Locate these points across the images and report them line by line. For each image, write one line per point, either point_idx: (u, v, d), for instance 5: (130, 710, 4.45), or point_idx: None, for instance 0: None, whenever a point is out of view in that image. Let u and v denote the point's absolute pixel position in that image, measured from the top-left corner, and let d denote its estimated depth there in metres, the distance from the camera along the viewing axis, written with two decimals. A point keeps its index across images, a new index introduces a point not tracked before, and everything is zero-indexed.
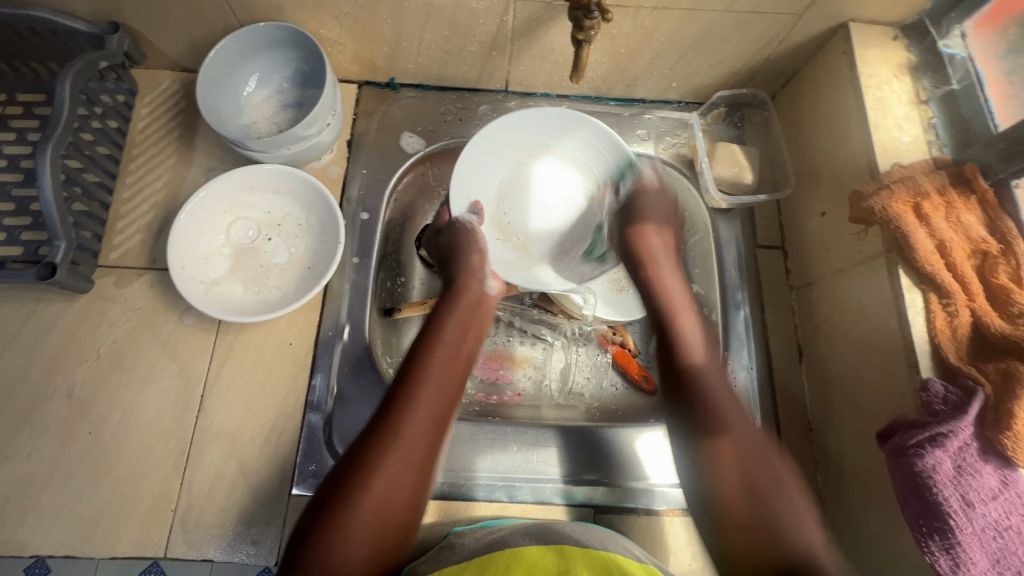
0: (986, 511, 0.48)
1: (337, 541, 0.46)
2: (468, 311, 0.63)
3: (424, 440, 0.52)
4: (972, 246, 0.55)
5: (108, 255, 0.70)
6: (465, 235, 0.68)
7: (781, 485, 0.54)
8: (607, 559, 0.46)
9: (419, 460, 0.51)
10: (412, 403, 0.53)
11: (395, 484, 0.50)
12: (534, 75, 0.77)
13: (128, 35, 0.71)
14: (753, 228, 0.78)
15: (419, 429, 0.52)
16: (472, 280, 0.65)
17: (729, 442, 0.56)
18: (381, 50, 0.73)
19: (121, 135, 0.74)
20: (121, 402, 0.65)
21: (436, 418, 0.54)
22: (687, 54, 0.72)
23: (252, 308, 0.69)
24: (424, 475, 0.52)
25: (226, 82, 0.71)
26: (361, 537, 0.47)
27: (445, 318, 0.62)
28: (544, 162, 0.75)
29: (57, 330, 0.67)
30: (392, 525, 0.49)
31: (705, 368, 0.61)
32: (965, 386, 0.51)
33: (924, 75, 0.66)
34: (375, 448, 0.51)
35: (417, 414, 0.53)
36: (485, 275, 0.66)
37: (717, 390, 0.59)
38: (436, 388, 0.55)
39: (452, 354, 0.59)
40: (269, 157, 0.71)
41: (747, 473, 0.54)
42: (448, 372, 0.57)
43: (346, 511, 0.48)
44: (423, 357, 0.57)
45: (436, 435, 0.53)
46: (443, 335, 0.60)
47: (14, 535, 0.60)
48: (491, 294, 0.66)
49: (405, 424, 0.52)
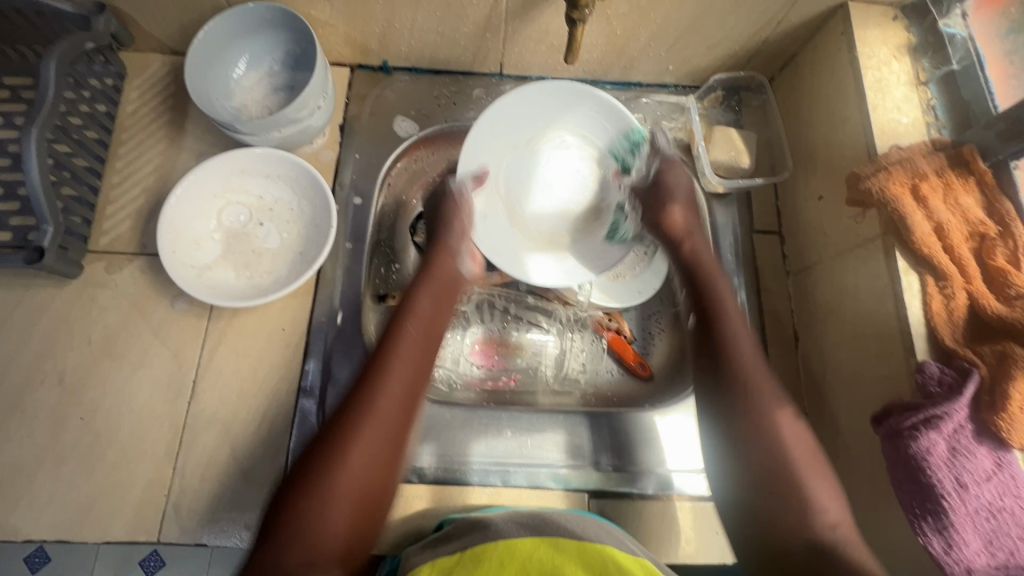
0: (979, 493, 0.48)
1: (311, 518, 0.45)
2: (443, 283, 0.63)
3: (398, 412, 0.51)
4: (970, 228, 0.54)
5: (97, 240, 0.70)
6: (455, 207, 0.67)
7: (802, 479, 0.51)
8: (605, 560, 0.44)
9: (393, 433, 0.50)
10: (385, 374, 0.52)
11: (371, 459, 0.49)
12: (528, 58, 0.76)
13: (115, 16, 0.70)
14: (749, 213, 0.78)
15: (393, 402, 0.51)
16: (446, 256, 0.64)
17: (755, 406, 0.54)
18: (374, 32, 0.72)
19: (110, 119, 0.73)
20: (113, 388, 0.65)
21: (411, 389, 0.53)
22: (684, 36, 0.71)
23: (244, 293, 0.68)
24: (399, 448, 0.51)
25: (215, 64, 0.70)
26: (337, 512, 0.46)
27: (420, 291, 0.61)
28: (535, 142, 0.71)
29: (47, 316, 0.67)
30: (368, 498, 0.48)
31: (731, 323, 0.60)
32: (960, 368, 0.50)
33: (923, 56, 0.65)
34: (350, 422, 0.49)
35: (392, 385, 0.52)
36: (458, 250, 0.66)
37: (748, 362, 0.57)
38: (411, 359, 0.55)
39: (427, 325, 0.58)
40: (260, 141, 0.70)
41: (772, 437, 0.53)
42: (423, 343, 0.57)
43: (320, 486, 0.46)
44: (397, 329, 0.56)
45: (410, 407, 0.52)
46: (417, 307, 0.59)
47: (7, 521, 0.60)
48: (467, 276, 0.67)
49: (382, 395, 0.51)
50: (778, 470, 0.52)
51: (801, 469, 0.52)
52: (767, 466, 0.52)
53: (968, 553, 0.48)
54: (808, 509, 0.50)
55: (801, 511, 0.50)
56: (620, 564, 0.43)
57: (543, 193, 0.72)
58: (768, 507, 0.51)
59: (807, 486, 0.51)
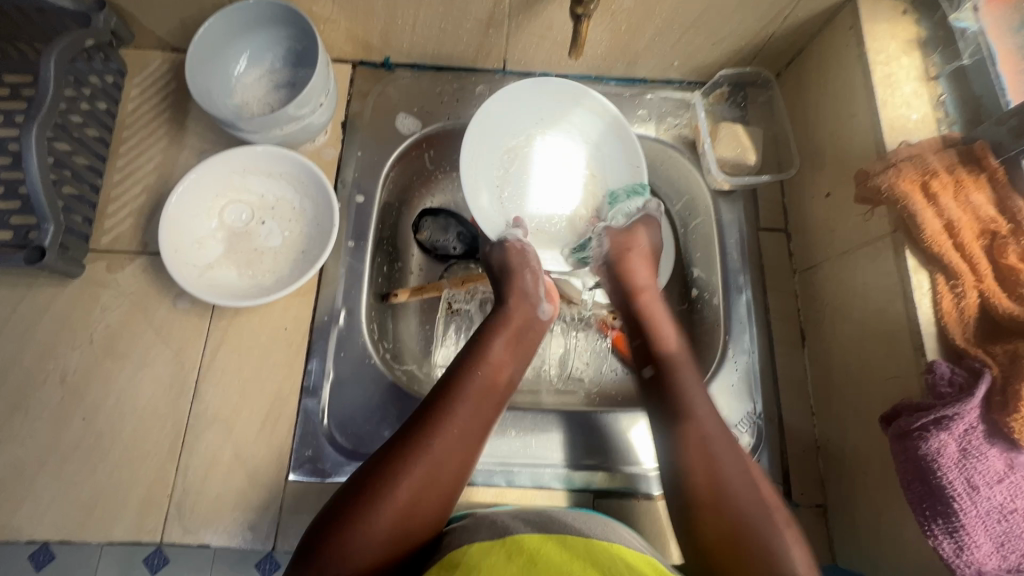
0: (990, 494, 0.47)
1: (360, 542, 0.46)
2: (514, 331, 0.62)
3: (459, 457, 0.52)
4: (980, 225, 0.53)
5: (99, 239, 0.69)
6: (514, 252, 0.67)
7: (766, 512, 0.51)
8: (611, 558, 0.43)
9: (450, 477, 0.51)
10: (452, 419, 0.53)
11: (424, 497, 0.49)
12: (532, 54, 0.75)
13: (115, 13, 0.69)
14: (755, 210, 0.77)
15: (454, 447, 0.52)
16: (528, 301, 0.65)
17: (706, 460, 0.54)
18: (375, 28, 0.71)
19: (111, 117, 0.73)
20: (115, 388, 0.65)
21: (472, 435, 0.54)
22: (689, 31, 0.70)
23: (246, 292, 0.68)
24: (453, 492, 0.51)
25: (215, 61, 0.69)
26: (381, 542, 0.47)
27: (492, 337, 0.61)
28: (538, 145, 0.76)
29: (49, 315, 0.66)
30: (415, 534, 0.49)
31: (681, 369, 0.60)
32: (971, 367, 0.49)
33: (933, 50, 0.63)
34: (409, 457, 0.50)
35: (452, 430, 0.53)
36: (537, 298, 0.65)
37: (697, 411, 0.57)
38: (476, 408, 0.55)
39: (495, 375, 0.58)
40: (261, 139, 0.69)
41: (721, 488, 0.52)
42: (489, 394, 0.57)
43: (373, 512, 0.47)
44: (466, 372, 0.57)
45: (469, 454, 0.53)
46: (489, 354, 0.59)
47: (10, 521, 0.60)
48: (543, 318, 0.66)
49: (441, 440, 0.52)
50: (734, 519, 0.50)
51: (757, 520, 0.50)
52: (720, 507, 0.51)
53: (978, 556, 0.47)
54: (776, 562, 0.48)
55: (764, 564, 0.48)
56: (626, 563, 0.43)
57: (543, 193, 0.75)
58: (731, 558, 0.49)
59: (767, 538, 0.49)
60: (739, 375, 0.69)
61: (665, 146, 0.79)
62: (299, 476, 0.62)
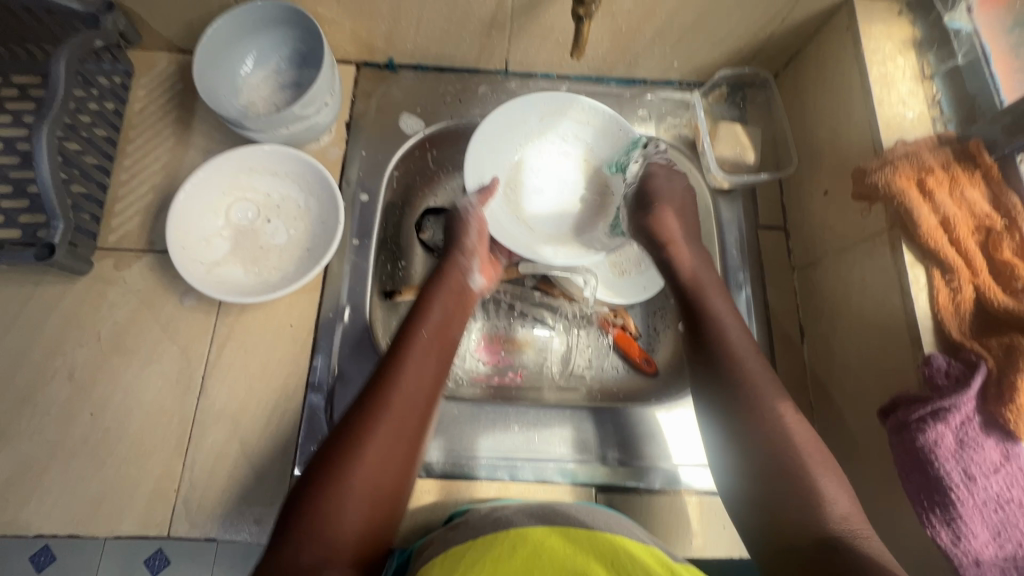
0: (987, 484, 0.48)
1: (329, 513, 0.45)
2: (456, 296, 0.63)
3: (416, 412, 0.52)
4: (976, 221, 0.54)
5: (106, 237, 0.70)
6: (466, 221, 0.68)
7: (812, 471, 0.50)
8: (618, 552, 0.43)
9: (410, 435, 0.51)
10: (403, 377, 0.53)
11: (388, 457, 0.49)
12: (534, 55, 0.76)
13: (123, 15, 0.70)
14: (755, 209, 0.78)
15: (410, 403, 0.52)
16: (460, 267, 0.65)
17: (759, 405, 0.53)
18: (380, 30, 0.73)
19: (118, 117, 0.74)
20: (122, 383, 0.65)
21: (426, 392, 0.54)
22: (689, 32, 0.71)
23: (252, 289, 0.69)
24: (414, 449, 0.52)
25: (222, 62, 0.70)
26: (354, 507, 0.46)
27: (432, 301, 0.61)
28: (535, 149, 0.76)
29: (57, 312, 0.67)
30: (385, 498, 0.48)
31: (728, 325, 0.59)
32: (967, 360, 0.50)
33: (928, 51, 0.65)
34: (367, 421, 0.50)
35: (405, 386, 0.53)
36: (471, 266, 0.66)
37: (750, 365, 0.56)
38: (423, 361, 0.56)
39: (439, 334, 0.59)
40: (267, 138, 0.70)
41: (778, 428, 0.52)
42: (436, 351, 0.57)
43: (341, 481, 0.47)
44: (411, 335, 0.57)
45: (425, 408, 0.54)
46: (432, 316, 0.60)
47: (19, 515, 0.60)
48: (477, 287, 0.67)
49: (395, 396, 0.52)
50: (781, 458, 0.51)
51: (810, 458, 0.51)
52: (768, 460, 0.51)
53: (976, 545, 0.48)
54: (821, 508, 0.48)
55: (806, 504, 0.48)
56: (631, 555, 0.43)
57: (542, 198, 0.76)
58: (779, 496, 0.49)
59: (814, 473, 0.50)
60: None
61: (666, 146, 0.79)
62: (304, 471, 0.63)
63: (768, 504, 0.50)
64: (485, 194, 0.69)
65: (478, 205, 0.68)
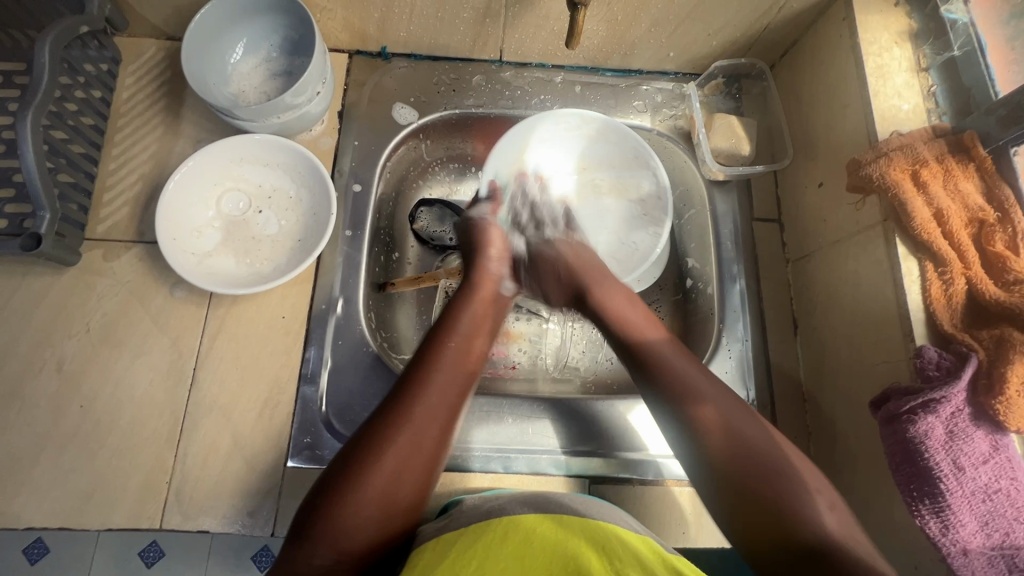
0: (976, 475, 0.49)
1: (345, 517, 0.46)
2: (482, 303, 0.62)
3: (439, 421, 0.51)
4: (969, 214, 0.54)
5: (95, 228, 0.69)
6: (483, 229, 0.67)
7: (785, 464, 0.48)
8: (611, 539, 0.43)
9: (430, 448, 0.50)
10: (428, 386, 0.53)
11: (407, 467, 0.48)
12: (529, 44, 0.75)
13: (110, 1, 0.69)
14: (749, 201, 0.78)
15: (433, 414, 0.51)
16: (488, 276, 0.64)
17: (718, 420, 0.51)
18: (372, 17, 0.71)
19: (106, 106, 0.72)
20: (112, 376, 0.65)
21: (450, 401, 0.53)
22: (684, 22, 0.71)
23: (244, 280, 0.68)
24: (436, 461, 0.51)
25: (211, 49, 0.69)
26: (369, 515, 0.46)
27: (461, 308, 0.61)
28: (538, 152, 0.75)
29: (45, 304, 0.66)
30: (402, 506, 0.48)
31: (670, 353, 0.56)
32: (958, 352, 0.50)
33: (924, 42, 0.64)
34: (388, 428, 0.50)
35: (429, 398, 0.52)
36: (499, 271, 0.65)
37: (680, 365, 0.55)
38: (451, 374, 0.54)
39: (467, 344, 0.58)
40: (258, 127, 0.69)
41: (743, 436, 0.50)
42: (463, 363, 0.56)
43: (358, 486, 0.47)
44: (439, 345, 0.56)
45: (450, 420, 0.53)
46: (460, 325, 0.59)
47: (8, 508, 0.60)
48: (508, 294, 0.66)
49: (419, 407, 0.51)
50: (749, 465, 0.48)
51: (791, 464, 0.48)
52: (740, 454, 0.49)
53: (964, 534, 0.48)
54: (803, 499, 0.46)
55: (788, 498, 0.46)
56: (624, 541, 0.43)
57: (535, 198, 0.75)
58: (757, 503, 0.47)
59: (795, 481, 0.47)
60: (733, 363, 0.70)
61: (662, 137, 0.79)
62: (297, 463, 0.63)
63: (742, 495, 0.48)
64: (495, 202, 0.71)
65: (490, 215, 0.69)
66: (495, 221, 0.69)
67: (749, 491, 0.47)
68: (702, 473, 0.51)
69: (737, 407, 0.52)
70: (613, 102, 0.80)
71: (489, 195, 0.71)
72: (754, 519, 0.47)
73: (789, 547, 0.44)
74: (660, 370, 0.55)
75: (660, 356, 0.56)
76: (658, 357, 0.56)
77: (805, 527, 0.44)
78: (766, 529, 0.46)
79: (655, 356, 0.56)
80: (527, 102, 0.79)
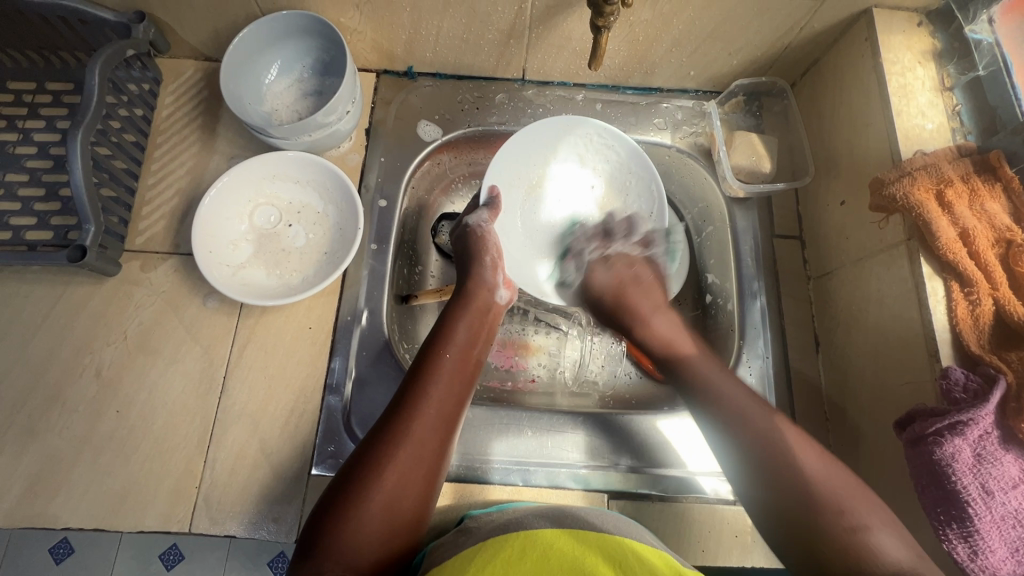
0: (1005, 500, 0.48)
1: (350, 534, 0.46)
2: (479, 315, 0.64)
3: (437, 435, 0.53)
4: (996, 234, 0.54)
5: (134, 239, 0.72)
6: (483, 238, 0.68)
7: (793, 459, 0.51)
8: (627, 555, 0.43)
9: (429, 460, 0.51)
10: (426, 399, 0.54)
11: (407, 481, 0.50)
12: (551, 64, 0.77)
13: (153, 24, 0.72)
14: (770, 218, 0.78)
15: (430, 427, 0.53)
16: (482, 284, 0.66)
17: (730, 404, 0.55)
18: (400, 38, 0.74)
19: (147, 123, 0.76)
20: (147, 382, 0.67)
21: (446, 413, 0.54)
22: (706, 42, 0.72)
23: (273, 292, 0.70)
24: (435, 472, 0.52)
25: (248, 71, 0.72)
26: (374, 528, 0.47)
27: (455, 322, 0.62)
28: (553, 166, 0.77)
29: (85, 312, 0.69)
30: (404, 519, 0.49)
31: (705, 369, 0.60)
32: (986, 374, 0.50)
33: (948, 62, 0.64)
34: (388, 443, 0.51)
35: (426, 411, 0.53)
36: (495, 281, 0.67)
37: (706, 371, 0.59)
38: (448, 386, 0.56)
39: (462, 356, 0.59)
40: (290, 145, 0.72)
41: (785, 447, 0.52)
42: (459, 375, 0.58)
43: (359, 502, 0.48)
44: (435, 357, 0.58)
45: (447, 432, 0.54)
46: (454, 338, 0.60)
47: (46, 509, 0.62)
48: (501, 303, 0.67)
49: (415, 421, 0.52)
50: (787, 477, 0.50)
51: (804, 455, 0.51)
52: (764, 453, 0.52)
53: (993, 559, 0.48)
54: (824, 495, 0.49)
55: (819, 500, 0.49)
56: (640, 558, 0.43)
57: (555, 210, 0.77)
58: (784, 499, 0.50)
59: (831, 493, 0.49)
60: (753, 380, 0.70)
61: (681, 154, 0.80)
62: (321, 471, 0.64)
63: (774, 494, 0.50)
64: (494, 210, 0.71)
65: (488, 222, 0.70)
66: (493, 229, 0.70)
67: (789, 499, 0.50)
68: (742, 474, 0.53)
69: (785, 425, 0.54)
70: (633, 120, 0.81)
71: (488, 203, 0.71)
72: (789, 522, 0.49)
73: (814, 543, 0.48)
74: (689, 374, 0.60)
75: (691, 368, 0.60)
76: (699, 376, 0.59)
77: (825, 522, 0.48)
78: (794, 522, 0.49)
79: (695, 376, 0.59)
80: (549, 119, 0.81)
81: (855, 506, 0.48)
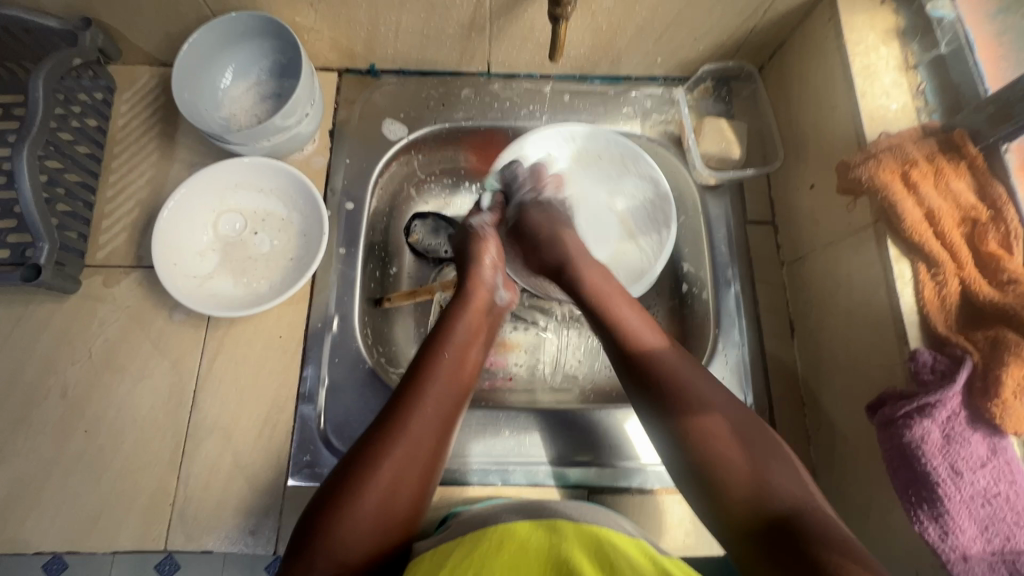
0: (974, 479, 0.48)
1: (343, 536, 0.46)
2: (477, 315, 0.63)
3: (433, 434, 0.52)
4: (961, 213, 0.53)
5: (95, 254, 0.70)
6: (480, 238, 0.68)
7: (764, 432, 0.52)
8: (604, 543, 0.43)
9: (423, 460, 0.51)
10: (423, 400, 0.53)
11: (402, 482, 0.49)
12: (515, 56, 0.75)
13: (101, 30, 0.70)
14: (743, 204, 0.77)
15: (427, 427, 0.52)
16: (481, 280, 0.65)
17: (693, 395, 0.53)
18: (359, 36, 0.72)
19: (101, 134, 0.74)
20: (115, 400, 0.66)
21: (445, 415, 0.54)
22: (670, 28, 0.70)
23: (241, 302, 0.69)
24: (432, 472, 0.52)
25: (202, 76, 0.71)
26: (366, 530, 0.47)
27: (454, 319, 0.61)
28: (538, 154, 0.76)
29: (48, 331, 0.67)
30: (397, 519, 0.49)
31: (677, 363, 0.56)
32: (953, 355, 0.50)
33: (912, 40, 0.63)
34: (386, 442, 0.50)
35: (426, 412, 0.53)
36: (494, 280, 0.66)
37: (677, 369, 0.55)
38: (446, 389, 0.55)
39: (461, 355, 0.58)
40: (248, 150, 0.70)
41: (756, 439, 0.51)
42: (458, 376, 0.57)
43: (355, 500, 0.47)
44: (433, 356, 0.57)
45: (442, 432, 0.53)
46: (455, 335, 0.59)
47: (17, 533, 0.61)
48: (502, 304, 0.67)
49: (413, 423, 0.52)
50: (745, 442, 0.50)
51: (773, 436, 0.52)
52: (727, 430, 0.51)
53: (964, 540, 0.48)
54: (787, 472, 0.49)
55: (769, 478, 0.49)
56: (618, 547, 0.43)
57: None
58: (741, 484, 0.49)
59: (787, 463, 0.50)
60: (730, 370, 0.70)
61: (653, 143, 0.79)
62: (298, 482, 0.63)
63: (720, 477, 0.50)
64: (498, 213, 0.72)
65: (490, 225, 0.70)
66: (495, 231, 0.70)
67: (739, 497, 0.49)
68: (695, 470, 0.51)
69: (740, 414, 0.52)
70: (602, 110, 0.80)
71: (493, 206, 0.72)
72: (744, 516, 0.48)
73: (766, 514, 0.47)
74: (658, 369, 0.55)
75: (660, 364, 0.55)
76: (667, 368, 0.55)
77: (780, 501, 0.47)
78: (750, 500, 0.48)
79: (663, 368, 0.55)
80: (516, 113, 0.79)
81: (794, 484, 0.48)
